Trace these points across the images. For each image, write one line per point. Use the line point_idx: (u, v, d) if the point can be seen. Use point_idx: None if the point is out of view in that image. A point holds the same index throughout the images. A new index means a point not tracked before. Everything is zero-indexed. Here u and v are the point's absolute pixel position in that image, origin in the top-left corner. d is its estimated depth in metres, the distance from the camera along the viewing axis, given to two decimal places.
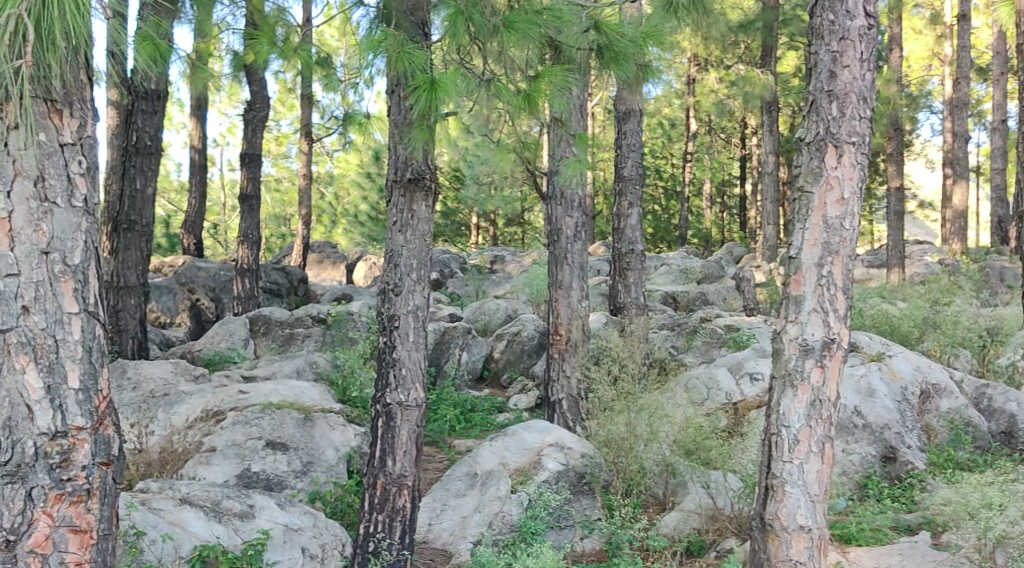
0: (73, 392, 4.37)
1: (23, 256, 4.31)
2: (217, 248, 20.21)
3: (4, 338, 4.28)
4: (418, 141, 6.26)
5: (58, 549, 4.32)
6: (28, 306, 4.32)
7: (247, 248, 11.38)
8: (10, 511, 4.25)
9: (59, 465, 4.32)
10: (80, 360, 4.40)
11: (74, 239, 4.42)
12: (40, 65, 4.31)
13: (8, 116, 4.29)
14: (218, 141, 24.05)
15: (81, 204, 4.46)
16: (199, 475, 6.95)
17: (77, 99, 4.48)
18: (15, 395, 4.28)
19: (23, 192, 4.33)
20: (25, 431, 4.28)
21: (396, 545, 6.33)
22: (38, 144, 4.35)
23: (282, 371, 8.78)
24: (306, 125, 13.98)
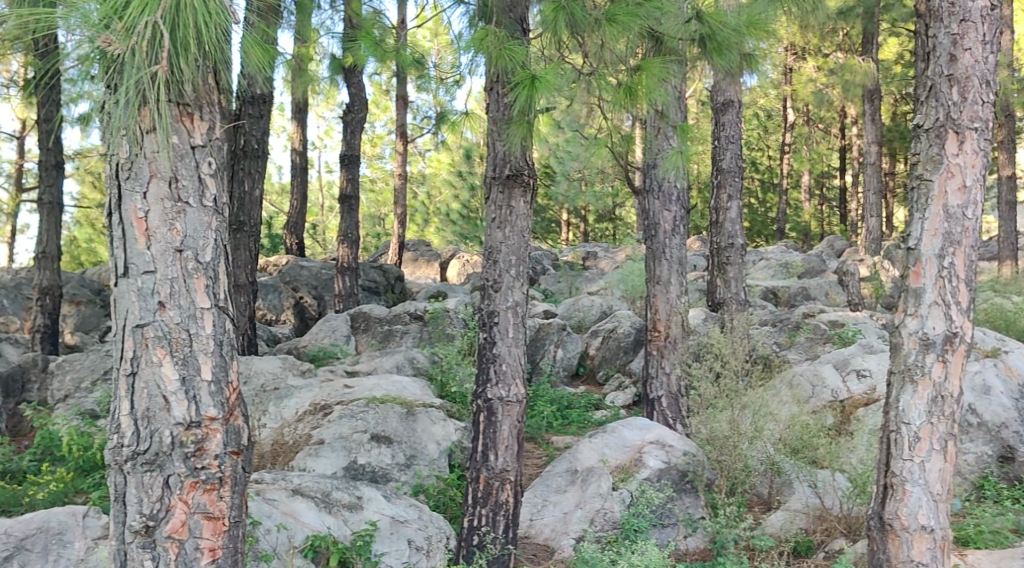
0: (206, 384, 4.58)
1: (158, 254, 4.56)
2: (314, 248, 20.65)
3: (143, 333, 4.54)
4: (517, 138, 6.32)
5: (193, 535, 4.54)
6: (164, 302, 4.56)
7: (347, 247, 11.58)
8: (150, 498, 4.51)
9: (194, 453, 4.54)
10: (211, 354, 4.61)
11: (205, 237, 4.64)
12: (173, 70, 4.51)
13: (146, 121, 4.57)
14: (315, 144, 24.69)
15: (211, 204, 4.68)
16: (309, 466, 7.19)
17: (206, 103, 4.69)
18: (154, 386, 4.53)
19: (158, 193, 4.58)
20: (162, 422, 4.52)
21: (500, 538, 6.37)
22: (172, 146, 4.59)
23: (383, 366, 8.92)
24: (402, 125, 14.21)
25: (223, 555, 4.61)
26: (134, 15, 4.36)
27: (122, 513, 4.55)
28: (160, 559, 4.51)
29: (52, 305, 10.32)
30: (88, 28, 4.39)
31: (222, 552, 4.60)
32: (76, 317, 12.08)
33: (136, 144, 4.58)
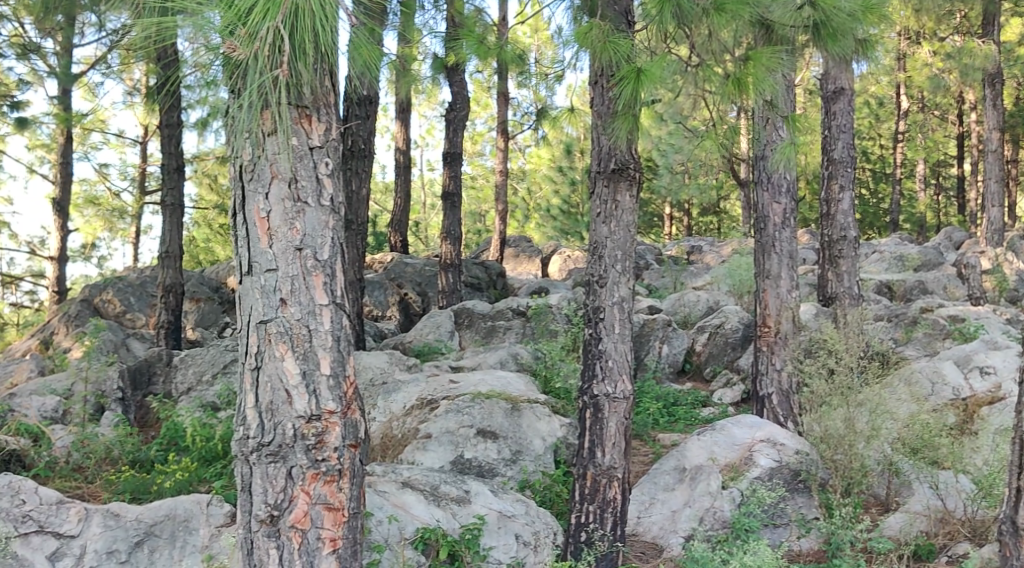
0: (325, 378, 4.65)
1: (280, 253, 4.65)
2: (417, 245, 20.88)
3: (266, 329, 4.63)
4: (622, 131, 6.28)
5: (315, 525, 4.62)
6: (285, 299, 4.64)
7: (450, 244, 11.65)
8: (274, 488, 4.60)
9: (315, 446, 4.60)
10: (330, 349, 4.67)
11: (323, 236, 4.71)
12: (292, 73, 4.59)
13: (268, 123, 4.67)
14: (417, 143, 25.01)
15: (328, 204, 4.75)
16: (416, 460, 7.28)
17: (324, 105, 4.79)
18: (276, 381, 4.61)
19: (279, 193, 4.67)
20: (285, 414, 4.60)
21: (608, 535, 6.32)
22: (292, 148, 4.68)
23: (487, 362, 8.96)
24: (503, 121, 14.25)
25: (343, 546, 4.68)
26: (257, 21, 4.43)
27: (248, 503, 4.66)
28: (285, 548, 4.61)
29: (174, 302, 10.77)
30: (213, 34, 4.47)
31: (343, 542, 4.66)
32: (196, 314, 12.56)
33: (258, 147, 4.68)
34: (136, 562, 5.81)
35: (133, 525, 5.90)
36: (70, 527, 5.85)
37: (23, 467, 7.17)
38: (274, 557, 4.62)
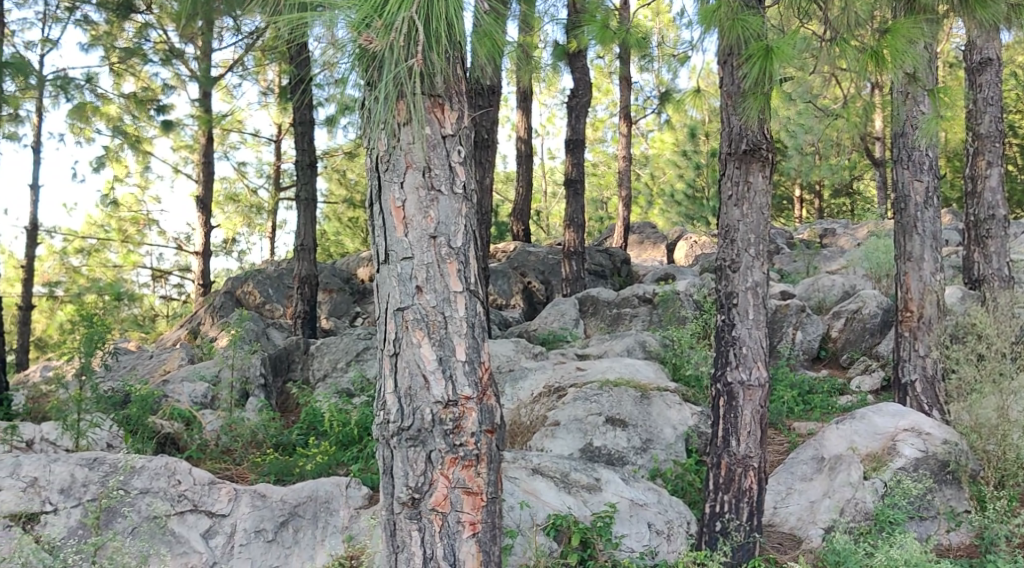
0: (461, 364, 4.65)
1: (415, 241, 4.67)
2: (540, 233, 20.90)
3: (403, 316, 4.66)
4: (753, 110, 6.09)
5: (455, 509, 4.62)
6: (421, 286, 4.66)
7: (573, 231, 11.56)
8: (414, 471, 4.62)
9: (453, 431, 4.61)
10: (465, 335, 4.67)
11: (457, 223, 4.72)
12: (427, 62, 4.65)
13: (402, 114, 4.69)
14: (539, 132, 25.07)
15: (461, 191, 4.75)
16: (545, 447, 7.27)
17: (456, 93, 4.79)
18: (414, 366, 4.63)
19: (414, 182, 4.69)
20: (423, 399, 4.62)
21: (744, 525, 6.16)
22: (425, 137, 4.70)
23: (614, 350, 8.87)
24: (626, 106, 14.08)
25: (483, 530, 4.66)
26: (393, 12, 4.50)
27: (390, 485, 4.69)
28: (426, 530, 4.62)
29: (309, 293, 11.56)
30: (350, 27, 4.52)
31: (482, 526, 4.65)
32: (329, 304, 13.04)
33: (393, 136, 4.71)
34: (282, 541, 6.19)
35: (279, 505, 6.32)
36: (221, 506, 6.24)
37: (179, 449, 7.69)
38: (416, 539, 4.63)
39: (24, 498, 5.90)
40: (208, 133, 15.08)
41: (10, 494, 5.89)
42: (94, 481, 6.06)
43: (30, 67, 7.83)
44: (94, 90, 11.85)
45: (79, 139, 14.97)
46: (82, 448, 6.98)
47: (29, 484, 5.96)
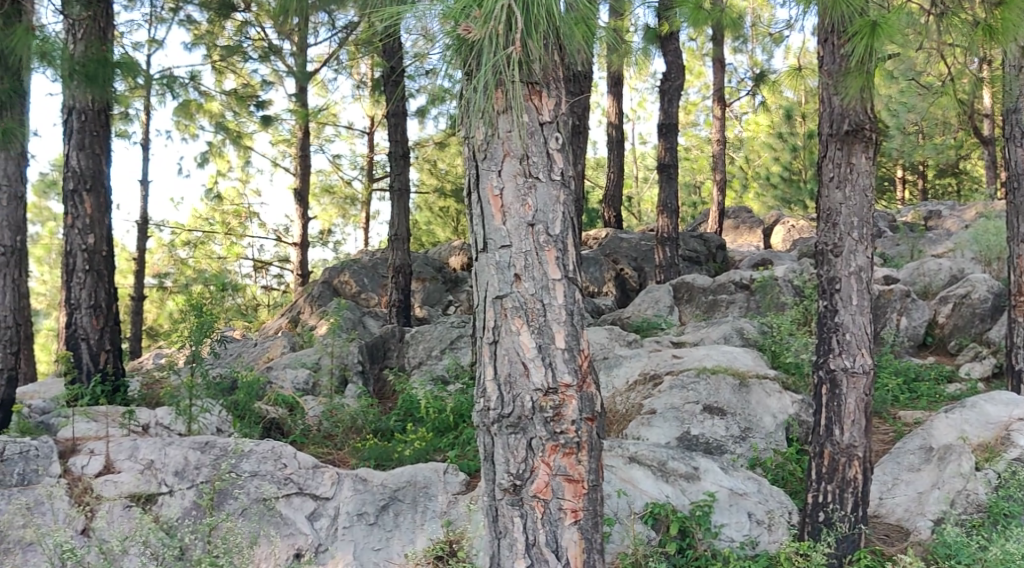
0: (561, 351, 4.62)
1: (513, 229, 4.65)
2: (632, 219, 20.72)
3: (502, 304, 4.65)
4: (855, 88, 5.93)
5: (557, 496, 4.59)
6: (519, 274, 4.64)
7: (667, 217, 11.42)
8: (515, 459, 4.61)
9: (553, 418, 4.58)
10: (564, 323, 4.63)
11: (555, 211, 4.68)
12: (524, 50, 4.61)
13: (500, 102, 4.67)
14: (630, 116, 24.85)
15: (559, 177, 4.70)
16: (641, 435, 7.19)
17: (553, 80, 4.74)
18: (514, 354, 4.62)
19: (512, 170, 4.67)
20: (523, 387, 4.60)
21: (849, 517, 5.99)
22: (523, 124, 4.66)
23: (710, 337, 8.74)
24: (720, 88, 13.83)
25: (585, 517, 4.62)
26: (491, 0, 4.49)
27: (490, 472, 4.68)
28: (528, 517, 4.60)
29: (404, 282, 11.73)
30: (449, 18, 4.57)
31: (584, 514, 4.61)
32: (421, 292, 13.15)
33: (490, 125, 4.69)
34: (383, 524, 6.50)
35: (379, 490, 6.64)
36: (324, 490, 6.60)
37: (283, 433, 7.94)
38: (518, 525, 4.61)
39: (142, 480, 6.42)
40: (305, 127, 15.38)
41: (129, 476, 6.43)
42: (206, 464, 6.53)
43: (137, 67, 8.02)
44: (198, 89, 12.33)
45: (184, 135, 15.39)
46: (193, 432, 7.26)
47: (146, 466, 6.49)
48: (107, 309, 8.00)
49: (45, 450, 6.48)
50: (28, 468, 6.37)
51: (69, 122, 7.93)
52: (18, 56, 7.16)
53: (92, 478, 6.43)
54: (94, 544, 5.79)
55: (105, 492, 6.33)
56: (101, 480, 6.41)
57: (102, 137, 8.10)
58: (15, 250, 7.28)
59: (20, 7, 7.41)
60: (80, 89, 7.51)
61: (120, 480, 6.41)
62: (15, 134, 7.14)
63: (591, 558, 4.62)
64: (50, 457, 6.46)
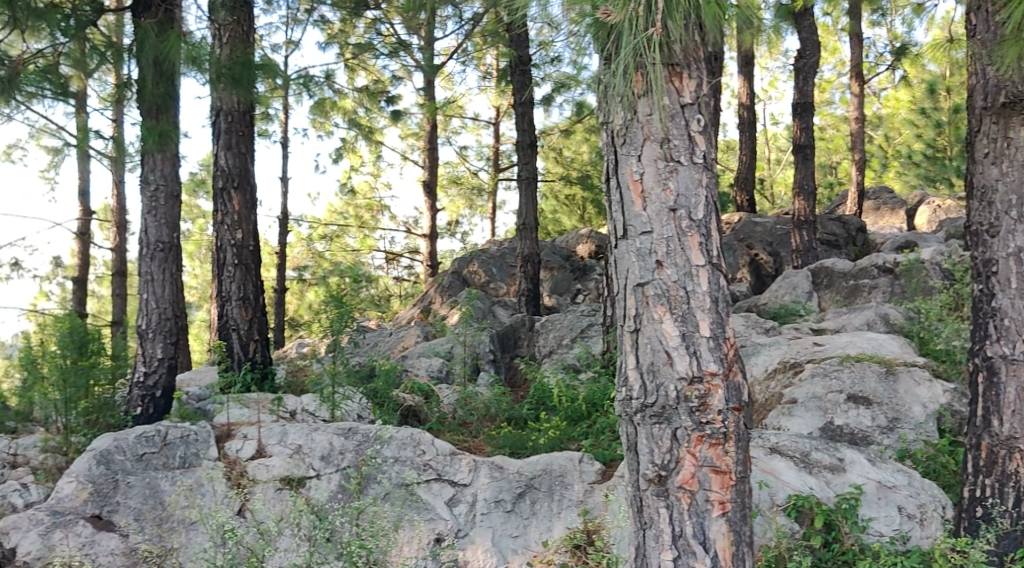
0: (706, 339, 4.49)
1: (654, 214, 4.54)
2: (765, 203, 20.29)
3: (644, 292, 4.54)
4: (1012, 58, 5.51)
5: (703, 487, 4.46)
6: (661, 261, 4.53)
7: (803, 199, 11.08)
8: (660, 449, 4.51)
9: (699, 408, 4.46)
10: (708, 310, 4.50)
11: (697, 195, 4.56)
12: (665, 30, 4.50)
13: (640, 86, 4.58)
14: (761, 96, 24.29)
15: (701, 160, 4.57)
16: (782, 426, 7.00)
17: (694, 60, 4.60)
18: (657, 342, 4.51)
19: (652, 154, 4.56)
20: (667, 376, 4.49)
21: (1011, 512, 5.64)
22: (664, 107, 4.54)
23: (852, 323, 8.45)
24: (858, 64, 13.35)
25: (734, 509, 4.48)
26: None
27: (635, 462, 4.59)
28: (674, 508, 4.49)
29: (533, 271, 11.81)
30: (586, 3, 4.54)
31: (732, 506, 4.47)
32: (550, 282, 13.12)
33: (629, 108, 4.60)
34: (520, 511, 6.49)
35: (516, 477, 6.64)
36: (462, 476, 6.65)
37: (419, 421, 8.05)
38: (665, 516, 4.51)
39: (292, 463, 6.67)
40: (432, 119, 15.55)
41: (280, 460, 6.69)
42: (350, 448, 6.74)
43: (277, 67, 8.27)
44: (331, 87, 12.64)
45: (319, 133, 15.78)
46: (337, 418, 7.60)
47: (295, 451, 6.74)
48: (255, 300, 8.54)
49: (203, 435, 6.83)
50: (189, 452, 6.71)
51: (218, 124, 8.65)
52: (170, 60, 7.53)
53: (247, 461, 6.72)
54: (252, 523, 6.04)
55: (258, 475, 6.60)
56: (255, 463, 6.69)
57: (246, 135, 8.75)
58: (172, 246, 7.73)
59: (173, 15, 7.83)
60: (227, 91, 7.82)
61: (271, 463, 6.67)
62: (170, 137, 7.61)
63: (740, 552, 4.49)
64: (208, 442, 6.80)
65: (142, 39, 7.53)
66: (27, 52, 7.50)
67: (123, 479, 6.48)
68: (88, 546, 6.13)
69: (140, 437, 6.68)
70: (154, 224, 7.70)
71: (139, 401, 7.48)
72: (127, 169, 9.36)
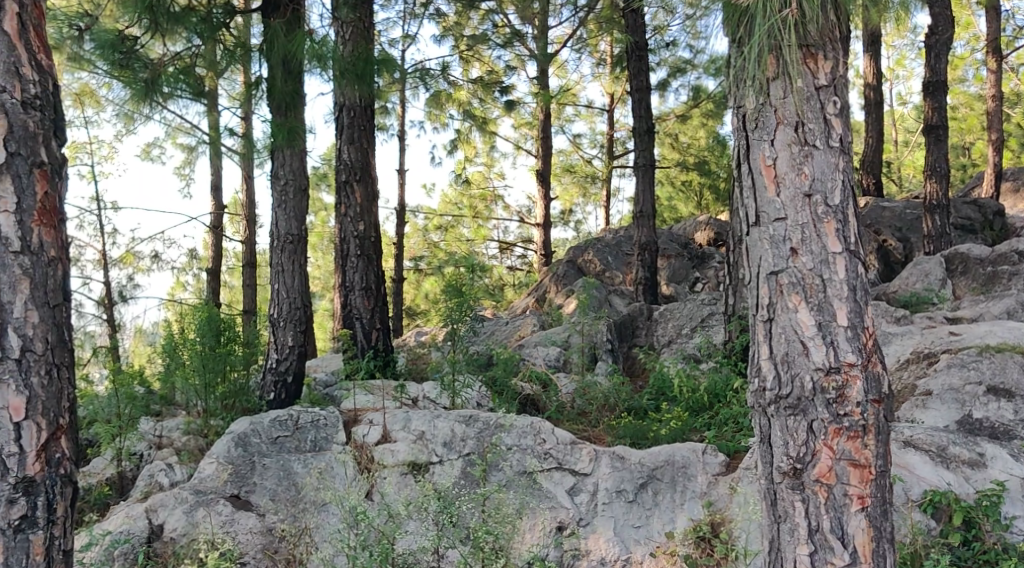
0: (843, 329, 4.34)
1: (788, 200, 4.43)
2: (892, 187, 19.61)
3: (778, 280, 4.44)
4: None
5: (842, 481, 4.32)
6: (796, 248, 4.41)
7: (935, 182, 10.67)
8: (795, 441, 4.38)
9: (836, 400, 4.31)
10: (846, 299, 4.35)
11: (834, 179, 4.41)
12: (800, 10, 4.36)
13: (773, 68, 4.46)
14: (887, 75, 23.50)
15: (838, 144, 4.43)
16: (916, 419, 6.75)
17: (830, 40, 4.46)
18: (791, 332, 4.39)
19: (786, 139, 4.43)
20: (802, 366, 4.36)
21: None
22: (798, 90, 4.41)
23: (991, 312, 8.11)
24: (994, 39, 12.75)
25: (873, 504, 4.33)
26: None
27: (769, 454, 4.48)
28: (810, 502, 4.37)
29: (650, 259, 11.70)
30: None
31: (872, 501, 4.32)
32: (667, 270, 12.93)
33: (761, 92, 4.48)
34: (643, 502, 6.42)
35: (638, 468, 6.55)
36: (583, 465, 6.60)
37: (538, 409, 8.06)
38: (800, 510, 4.39)
39: (416, 449, 6.77)
40: (547, 109, 15.52)
41: (404, 446, 6.80)
42: (471, 436, 6.79)
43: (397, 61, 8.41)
44: (447, 79, 12.76)
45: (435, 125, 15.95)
46: (457, 405, 7.72)
47: (418, 437, 6.84)
48: (376, 290, 8.68)
49: (332, 419, 7.08)
50: (319, 436, 6.95)
51: (340, 118, 8.80)
52: (296, 57, 7.71)
53: (373, 446, 6.86)
54: (381, 507, 6.19)
55: (385, 460, 6.74)
56: (381, 448, 6.82)
57: (368, 130, 8.87)
58: (301, 239, 7.99)
59: (301, 14, 8.07)
60: (350, 87, 7.96)
61: (397, 449, 6.80)
62: (298, 133, 7.88)
63: (881, 547, 4.34)
64: (337, 426, 7.03)
65: (272, 39, 7.74)
66: (167, 54, 7.86)
67: (259, 461, 6.69)
68: (229, 523, 6.29)
69: (274, 422, 6.98)
70: (284, 217, 7.99)
71: (272, 386, 7.82)
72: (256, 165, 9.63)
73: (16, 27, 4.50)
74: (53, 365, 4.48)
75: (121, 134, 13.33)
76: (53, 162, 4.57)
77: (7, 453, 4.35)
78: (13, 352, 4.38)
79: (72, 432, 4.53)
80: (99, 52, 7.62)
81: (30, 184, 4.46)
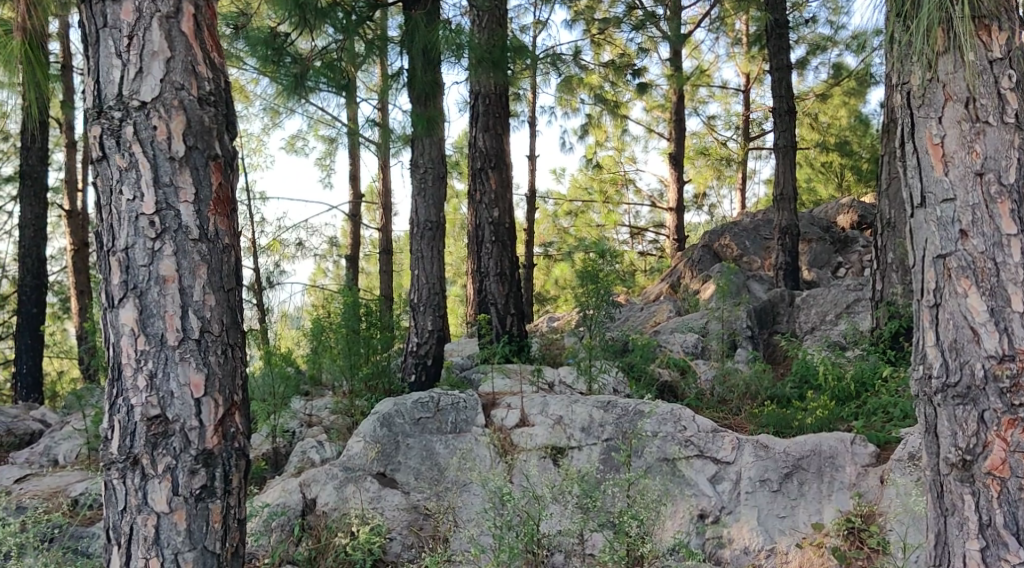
0: (1018, 315, 4.13)
1: (958, 180, 4.24)
2: None
3: (946, 263, 4.26)
4: None
5: (1016, 474, 4.11)
6: (966, 230, 4.22)
7: None
8: (964, 432, 4.20)
9: (1010, 389, 4.11)
10: (1022, 284, 4.14)
11: (1008, 157, 4.21)
12: None
13: (941, 43, 4.29)
14: None
15: (1013, 120, 4.22)
16: None
17: (1005, 12, 4.25)
18: (960, 318, 4.21)
19: (955, 116, 4.25)
20: (973, 354, 4.18)
21: None
22: (970, 64, 4.22)
23: None
24: None
25: None
26: None
27: (935, 445, 4.32)
28: (981, 495, 4.18)
29: (791, 244, 11.40)
30: None
31: None
32: (808, 254, 12.58)
33: (929, 68, 4.31)
34: (788, 491, 6.27)
35: (783, 457, 6.40)
36: (725, 454, 6.47)
37: (677, 396, 8.00)
38: (970, 503, 4.21)
39: (554, 433, 6.79)
40: (680, 91, 15.29)
41: (542, 430, 6.84)
42: (610, 421, 6.76)
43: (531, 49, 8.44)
44: (579, 63, 12.72)
45: (566, 110, 15.93)
46: (594, 391, 7.69)
47: (556, 421, 6.87)
48: (512, 275, 8.73)
49: (471, 402, 7.13)
50: (459, 418, 7.01)
51: (476, 106, 8.86)
52: (436, 47, 7.83)
53: (511, 429, 6.94)
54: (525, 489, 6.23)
55: (522, 443, 6.78)
56: (520, 431, 6.88)
57: (503, 117, 8.92)
58: (439, 225, 8.10)
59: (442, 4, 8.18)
60: (488, 74, 8.01)
61: (535, 432, 6.83)
62: (438, 122, 8.01)
63: None
64: (476, 410, 7.08)
65: (413, 30, 7.87)
66: (315, 48, 8.04)
67: (403, 441, 6.81)
68: (376, 500, 6.46)
69: (416, 402, 7.03)
70: (423, 204, 8.11)
71: (413, 368, 7.96)
72: (395, 153, 9.80)
73: (192, 27, 4.67)
74: (228, 345, 4.65)
75: (268, 127, 13.79)
76: (226, 154, 4.74)
77: (189, 427, 4.53)
78: (192, 333, 4.57)
79: (244, 408, 4.70)
80: (250, 49, 7.87)
81: (206, 175, 4.64)
